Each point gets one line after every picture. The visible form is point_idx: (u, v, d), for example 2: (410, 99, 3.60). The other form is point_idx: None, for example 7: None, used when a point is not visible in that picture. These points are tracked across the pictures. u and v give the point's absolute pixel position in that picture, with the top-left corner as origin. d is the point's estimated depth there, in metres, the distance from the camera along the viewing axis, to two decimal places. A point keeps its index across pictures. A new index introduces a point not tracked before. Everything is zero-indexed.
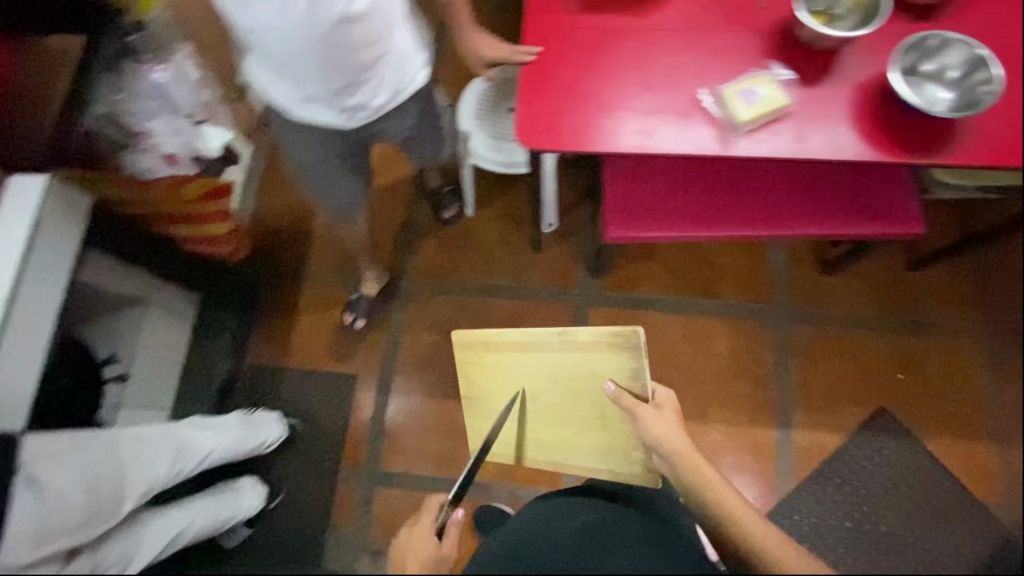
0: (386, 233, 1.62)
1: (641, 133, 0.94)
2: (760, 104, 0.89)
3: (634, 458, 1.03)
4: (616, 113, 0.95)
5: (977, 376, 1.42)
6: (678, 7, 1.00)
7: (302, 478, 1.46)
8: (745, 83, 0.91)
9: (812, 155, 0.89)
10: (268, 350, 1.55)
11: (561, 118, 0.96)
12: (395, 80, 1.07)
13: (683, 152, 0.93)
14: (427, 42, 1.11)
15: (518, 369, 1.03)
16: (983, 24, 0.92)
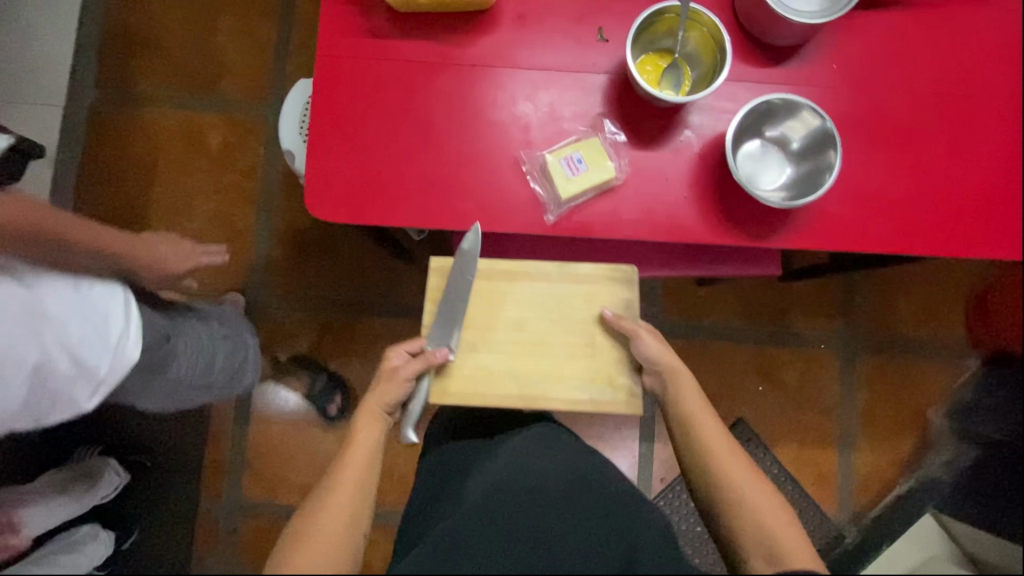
0: (235, 239, 1.46)
1: (455, 198, 0.81)
2: (584, 177, 0.78)
3: (620, 386, 0.82)
4: (429, 174, 0.81)
5: (829, 382, 1.49)
6: (505, 35, 0.83)
7: (155, 510, 1.39)
8: (567, 150, 0.79)
9: (639, 234, 0.80)
10: None
11: (363, 177, 0.81)
12: (70, 384, 0.83)
13: (502, 222, 0.81)
14: (112, 314, 0.82)
15: (510, 301, 0.84)
16: (833, 80, 0.83)
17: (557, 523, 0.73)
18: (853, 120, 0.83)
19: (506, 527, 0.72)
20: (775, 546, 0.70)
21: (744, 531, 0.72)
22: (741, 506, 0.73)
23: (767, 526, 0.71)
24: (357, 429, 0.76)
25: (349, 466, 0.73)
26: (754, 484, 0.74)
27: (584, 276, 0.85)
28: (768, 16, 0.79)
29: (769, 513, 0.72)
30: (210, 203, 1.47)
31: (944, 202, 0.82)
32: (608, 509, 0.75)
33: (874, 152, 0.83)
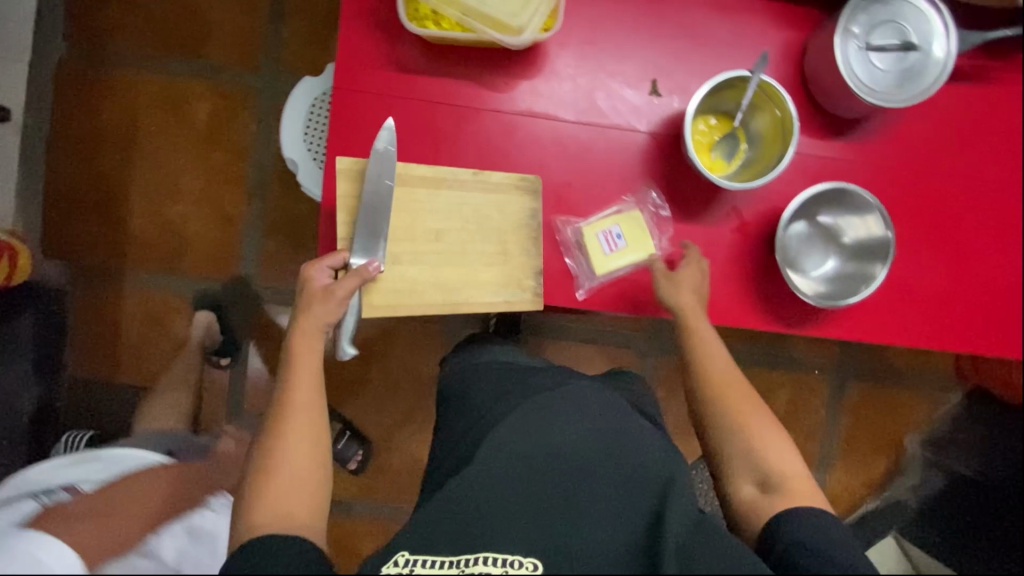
0: (225, 225, 1.37)
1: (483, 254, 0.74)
2: (620, 253, 0.74)
3: (529, 287, 0.74)
4: (457, 230, 0.73)
5: (817, 407, 1.52)
6: (547, 79, 0.74)
7: None
8: (606, 222, 0.74)
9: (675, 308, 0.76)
10: (88, 365, 1.35)
11: None
12: None
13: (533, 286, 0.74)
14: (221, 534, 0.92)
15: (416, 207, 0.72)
16: (894, 156, 0.77)
17: (574, 447, 0.69)
18: (908, 201, 0.78)
19: (522, 459, 0.69)
20: (772, 476, 0.69)
21: (734, 462, 0.72)
22: (738, 443, 0.72)
23: (762, 455, 0.70)
24: (297, 358, 0.70)
25: (300, 395, 0.69)
26: (758, 424, 0.73)
27: (495, 186, 0.73)
28: (839, 87, 0.72)
29: (769, 448, 0.71)
30: (197, 183, 1.37)
31: (982, 294, 0.81)
32: (614, 428, 0.72)
33: (924, 238, 0.79)
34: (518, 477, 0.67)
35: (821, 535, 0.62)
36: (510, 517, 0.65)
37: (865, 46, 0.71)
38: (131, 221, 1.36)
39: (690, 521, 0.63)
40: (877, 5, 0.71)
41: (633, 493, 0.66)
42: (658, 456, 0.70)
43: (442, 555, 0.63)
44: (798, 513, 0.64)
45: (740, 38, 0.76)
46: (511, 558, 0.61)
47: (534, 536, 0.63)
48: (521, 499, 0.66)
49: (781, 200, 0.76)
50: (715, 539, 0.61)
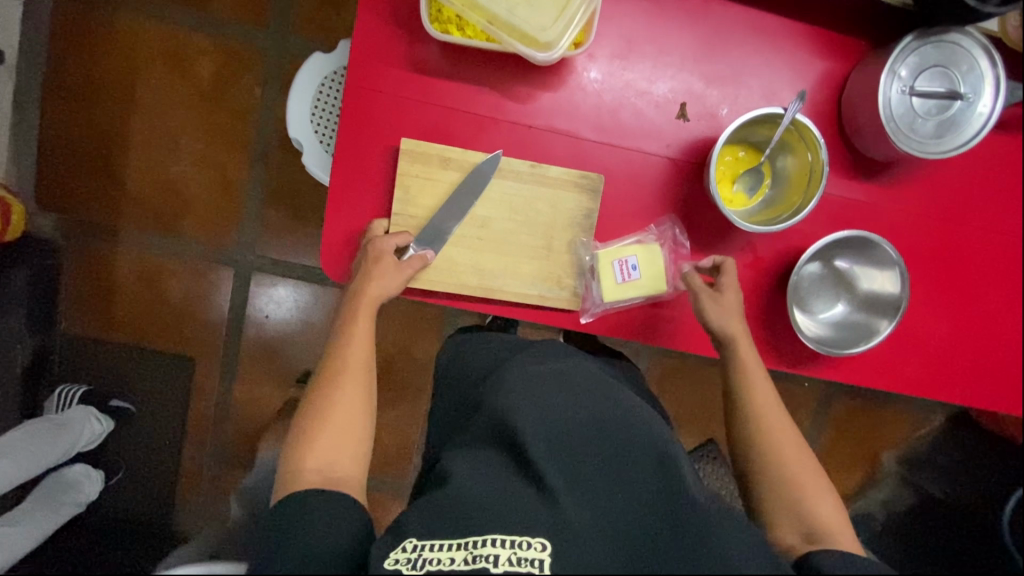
0: (225, 190, 1.33)
1: (492, 267, 0.71)
2: (632, 285, 0.72)
3: (567, 286, 0.73)
4: (498, 235, 0.71)
5: (802, 417, 1.38)
6: (572, 94, 0.71)
7: (139, 456, 1.36)
8: (624, 250, 0.71)
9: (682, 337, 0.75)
10: (82, 321, 1.34)
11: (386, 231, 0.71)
12: None
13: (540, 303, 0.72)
14: None
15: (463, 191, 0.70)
16: (922, 204, 0.75)
17: (573, 418, 0.64)
18: (932, 252, 0.76)
19: (524, 426, 0.63)
20: (815, 528, 0.62)
21: (780, 509, 0.64)
22: (771, 475, 0.66)
23: (808, 504, 0.63)
24: (358, 315, 0.70)
25: (353, 351, 0.69)
26: (800, 456, 0.67)
27: (553, 181, 0.71)
28: (875, 130, 0.69)
29: (811, 492, 0.64)
30: (197, 144, 1.32)
31: (991, 354, 0.78)
32: (618, 403, 0.67)
33: (941, 290, 0.76)
34: (520, 451, 0.62)
35: (860, 564, 0.55)
36: (522, 508, 0.57)
37: (909, 89, 0.67)
38: (128, 177, 1.32)
39: (698, 503, 0.57)
40: (929, 46, 0.67)
41: (635, 462, 0.60)
42: (659, 433, 0.65)
43: (448, 539, 0.55)
44: (842, 556, 0.57)
45: (777, 67, 0.72)
46: (521, 539, 0.54)
47: (541, 510, 0.57)
48: (522, 479, 0.60)
49: (799, 241, 0.73)
50: (727, 523, 0.55)
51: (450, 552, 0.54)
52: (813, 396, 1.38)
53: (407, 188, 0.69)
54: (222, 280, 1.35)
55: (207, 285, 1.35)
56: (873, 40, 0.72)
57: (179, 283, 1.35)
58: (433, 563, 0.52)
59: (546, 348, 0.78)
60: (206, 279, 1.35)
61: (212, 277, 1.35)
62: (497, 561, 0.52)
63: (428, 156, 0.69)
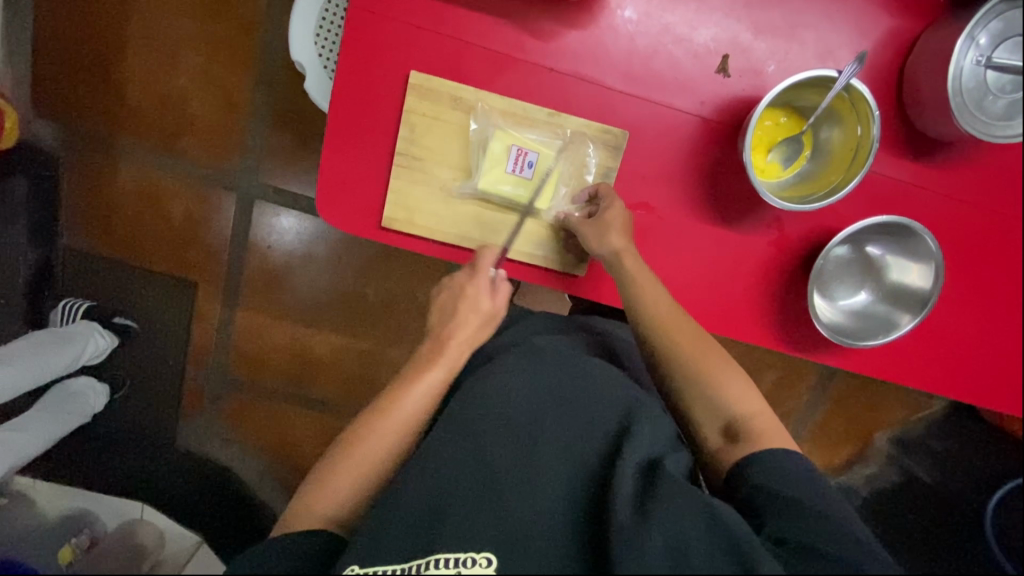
0: (226, 110, 1.26)
1: (497, 222, 0.67)
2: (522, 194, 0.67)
3: (573, 248, 0.69)
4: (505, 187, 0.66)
5: (802, 391, 1.33)
6: (601, 36, 0.63)
7: (142, 374, 1.39)
8: (517, 159, 0.65)
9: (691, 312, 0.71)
10: (83, 237, 1.32)
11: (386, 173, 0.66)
12: None
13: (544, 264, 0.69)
14: None
15: (473, 134, 0.65)
16: (972, 192, 0.68)
17: (535, 405, 0.60)
18: (972, 244, 0.70)
19: (480, 424, 0.59)
20: (736, 420, 0.58)
21: (699, 408, 0.61)
22: (697, 395, 0.61)
23: (720, 392, 0.60)
24: (435, 366, 0.63)
25: (406, 406, 0.61)
26: (695, 343, 0.62)
27: (571, 133, 0.65)
28: (937, 104, 0.61)
29: (722, 380, 0.60)
30: (198, 58, 1.24)
31: (1013, 353, 0.74)
32: (586, 376, 0.64)
33: (974, 286, 0.71)
34: (475, 442, 0.58)
35: (798, 479, 0.52)
36: (471, 514, 0.53)
37: (985, 60, 0.59)
38: (126, 88, 1.25)
39: (643, 470, 0.54)
40: (1018, 11, 0.58)
41: (592, 447, 0.57)
42: (622, 395, 0.62)
43: (392, 564, 0.51)
44: (768, 457, 0.54)
45: (837, 21, 0.64)
46: (465, 556, 0.50)
47: (489, 518, 0.52)
48: (466, 465, 0.56)
49: (831, 221, 0.68)
50: (673, 489, 0.51)
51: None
52: (816, 372, 1.33)
53: (411, 128, 0.64)
54: (224, 205, 1.31)
55: (208, 209, 1.31)
56: None
57: (181, 205, 1.31)
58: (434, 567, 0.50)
59: (522, 336, 0.74)
60: (206, 204, 1.31)
61: (212, 202, 1.31)
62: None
63: (437, 95, 0.63)
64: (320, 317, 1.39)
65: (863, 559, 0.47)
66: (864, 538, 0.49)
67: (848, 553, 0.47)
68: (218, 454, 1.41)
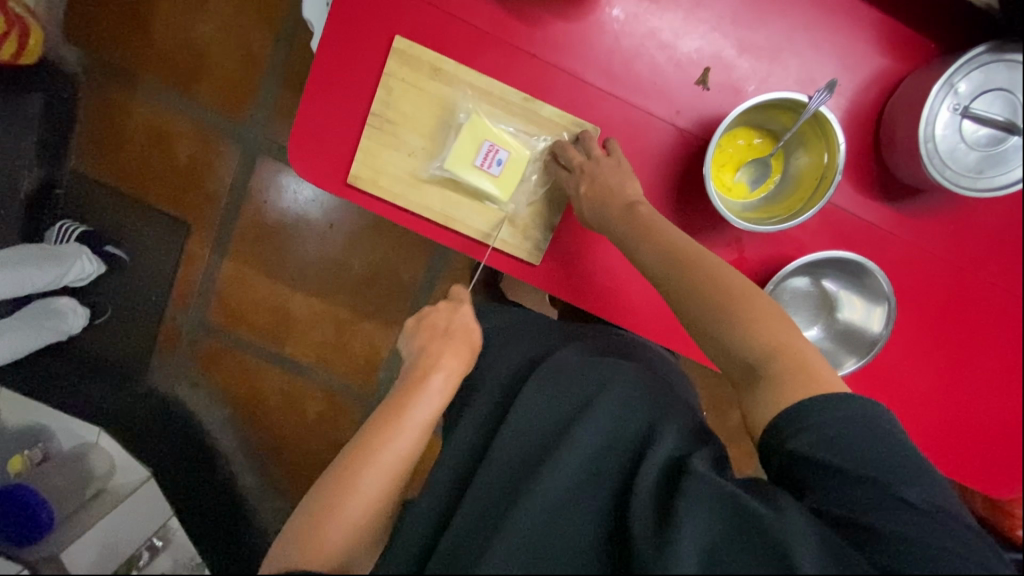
0: (244, 65, 1.30)
1: (460, 197, 0.68)
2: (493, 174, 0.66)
3: (531, 236, 0.69)
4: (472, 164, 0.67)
5: None
6: (586, 30, 0.64)
7: (123, 306, 1.41)
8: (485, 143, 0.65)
9: (640, 319, 0.70)
10: (92, 164, 1.35)
11: (359, 132, 0.67)
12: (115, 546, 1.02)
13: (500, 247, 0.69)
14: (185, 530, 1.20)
15: (447, 107, 0.66)
16: (941, 243, 0.67)
17: (554, 427, 0.59)
18: (937, 296, 0.69)
19: (509, 452, 0.57)
20: (761, 357, 0.53)
21: (728, 348, 0.55)
22: (717, 333, 0.56)
23: (750, 328, 0.54)
24: (434, 392, 0.60)
25: (392, 447, 0.57)
26: (722, 274, 0.57)
27: (543, 121, 0.66)
28: (909, 147, 0.61)
29: (753, 315, 0.54)
30: (227, 9, 1.28)
31: (965, 416, 0.73)
32: (602, 384, 0.61)
33: (932, 340, 0.70)
34: (508, 472, 0.56)
35: (853, 433, 0.47)
36: (507, 537, 0.50)
37: (962, 109, 0.59)
38: (154, 29, 1.29)
39: (666, 471, 0.52)
40: (1001, 65, 0.58)
41: (613, 459, 0.56)
42: (647, 408, 0.60)
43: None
44: (813, 407, 0.49)
45: (823, 51, 0.63)
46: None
47: (529, 544, 0.50)
48: (500, 496, 0.54)
49: (793, 250, 0.67)
50: (699, 486, 0.48)
51: None
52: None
53: (388, 92, 0.65)
54: (228, 154, 1.34)
55: (213, 156, 1.34)
56: (944, 43, 0.63)
57: (187, 147, 1.34)
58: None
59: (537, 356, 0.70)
60: (211, 151, 1.34)
61: (218, 150, 1.34)
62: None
63: (417, 63, 0.64)
64: (302, 277, 1.41)
65: (921, 526, 0.44)
66: (925, 501, 0.45)
67: (897, 524, 0.44)
68: (185, 396, 1.43)
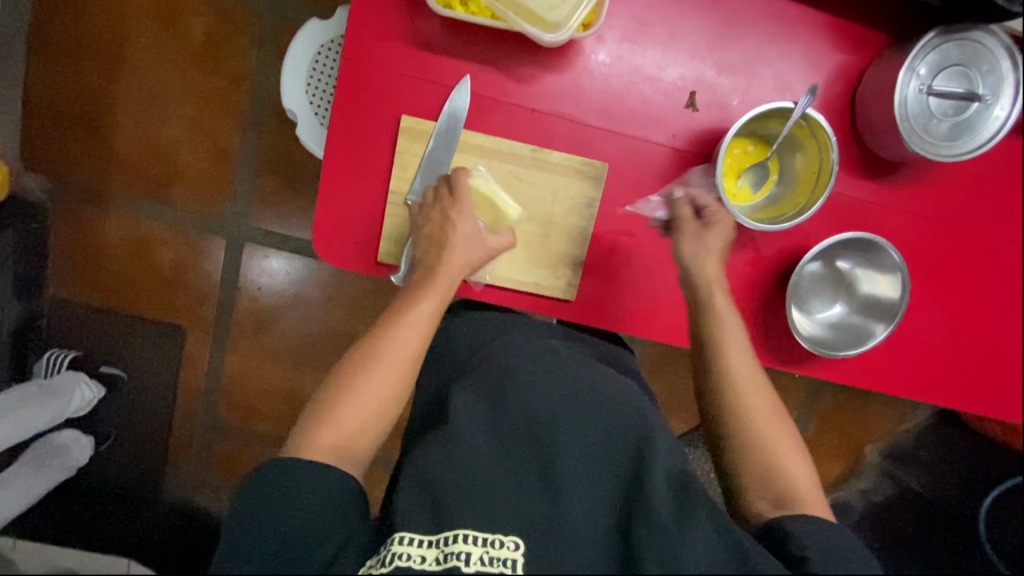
0: (213, 158, 1.26)
1: None
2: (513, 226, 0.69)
3: (564, 274, 0.71)
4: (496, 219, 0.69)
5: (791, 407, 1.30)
6: (578, 78, 0.68)
7: (129, 428, 1.32)
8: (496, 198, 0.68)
9: (678, 330, 0.73)
10: (71, 286, 1.28)
11: (381, 211, 0.68)
12: None
13: (537, 291, 0.71)
14: None
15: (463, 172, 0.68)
16: (929, 207, 0.73)
17: (553, 407, 0.59)
18: (937, 255, 0.75)
19: (505, 430, 0.58)
20: (786, 491, 0.57)
21: (747, 467, 0.59)
22: (752, 433, 0.60)
23: (767, 435, 0.60)
24: (421, 308, 0.61)
25: (398, 330, 0.60)
26: (759, 399, 0.62)
27: (555, 167, 0.69)
28: (888, 128, 0.67)
29: (779, 447, 0.59)
30: (187, 110, 1.24)
31: (982, 358, 0.78)
32: (598, 384, 0.62)
33: (940, 295, 0.76)
34: (503, 447, 0.57)
35: (830, 533, 0.53)
36: (487, 498, 0.52)
37: (927, 88, 0.65)
38: (117, 141, 1.25)
39: (674, 483, 0.53)
40: (951, 44, 0.65)
41: (616, 454, 0.56)
42: (636, 407, 0.60)
43: (417, 533, 0.50)
44: (810, 517, 0.55)
45: (791, 58, 0.70)
46: (493, 538, 0.49)
47: (507, 509, 0.51)
48: (503, 472, 0.54)
49: (802, 239, 0.72)
50: (700, 509, 0.51)
51: (422, 549, 0.49)
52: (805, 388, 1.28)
53: (404, 168, 0.67)
54: (213, 250, 1.29)
55: (196, 254, 1.29)
56: (891, 34, 0.70)
57: (170, 251, 1.29)
58: (403, 561, 0.48)
59: (518, 337, 0.70)
60: (194, 251, 1.29)
61: (200, 249, 1.29)
62: (469, 560, 0.48)
63: (426, 137, 0.67)
64: (310, 357, 1.35)
65: None
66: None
67: None
68: (209, 503, 1.35)
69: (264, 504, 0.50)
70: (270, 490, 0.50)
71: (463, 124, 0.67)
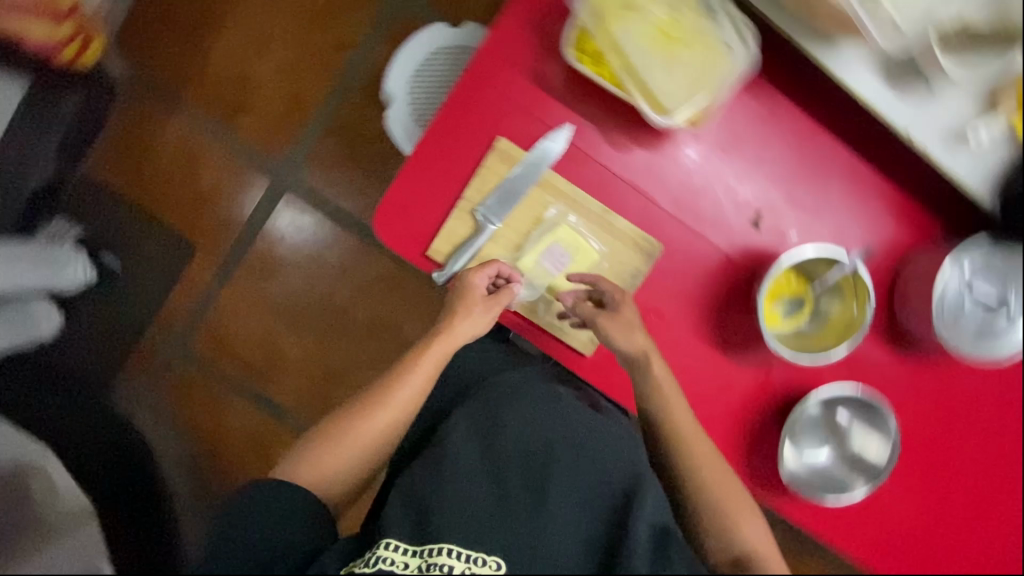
0: (290, 106, 1.30)
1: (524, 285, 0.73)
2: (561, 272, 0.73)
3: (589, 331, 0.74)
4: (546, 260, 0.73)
5: None
6: (664, 163, 0.73)
7: (102, 321, 1.29)
8: (550, 242, 0.72)
9: None
10: (109, 169, 1.30)
11: (445, 213, 0.71)
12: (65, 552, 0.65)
13: (559, 337, 0.74)
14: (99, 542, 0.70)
15: (534, 205, 0.72)
16: (935, 391, 0.77)
17: (548, 442, 0.65)
18: (931, 438, 0.77)
19: (503, 454, 0.64)
20: (744, 553, 0.62)
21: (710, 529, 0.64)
22: (703, 501, 0.65)
23: (718, 500, 0.64)
24: (415, 371, 0.70)
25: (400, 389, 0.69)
26: (716, 469, 0.66)
27: (617, 232, 0.72)
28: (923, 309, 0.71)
29: (736, 512, 0.64)
30: (286, 53, 1.30)
31: (945, 552, 0.79)
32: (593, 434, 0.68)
33: (923, 476, 0.78)
34: (496, 471, 0.63)
35: None
36: (477, 515, 0.59)
37: (966, 283, 0.72)
38: (210, 58, 1.29)
39: (656, 532, 0.58)
40: (995, 256, 0.73)
41: (603, 498, 0.62)
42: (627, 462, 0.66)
43: (403, 541, 0.58)
44: None
45: (855, 215, 0.75)
46: (477, 556, 0.57)
47: (496, 528, 0.59)
48: (494, 496, 0.61)
49: (813, 379, 0.75)
50: (677, 561, 0.55)
51: (406, 556, 0.57)
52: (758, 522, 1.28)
53: (482, 183, 0.71)
54: (255, 186, 1.31)
55: (238, 186, 1.31)
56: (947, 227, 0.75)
57: (215, 173, 1.31)
58: (387, 564, 0.56)
59: (520, 371, 0.76)
60: (238, 181, 1.31)
61: (244, 181, 1.31)
62: (451, 571, 0.56)
63: (513, 163, 0.71)
64: (301, 320, 1.34)
65: None
66: None
67: None
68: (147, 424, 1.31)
69: (247, 519, 0.59)
70: (258, 505, 0.60)
71: (549, 163, 0.70)
